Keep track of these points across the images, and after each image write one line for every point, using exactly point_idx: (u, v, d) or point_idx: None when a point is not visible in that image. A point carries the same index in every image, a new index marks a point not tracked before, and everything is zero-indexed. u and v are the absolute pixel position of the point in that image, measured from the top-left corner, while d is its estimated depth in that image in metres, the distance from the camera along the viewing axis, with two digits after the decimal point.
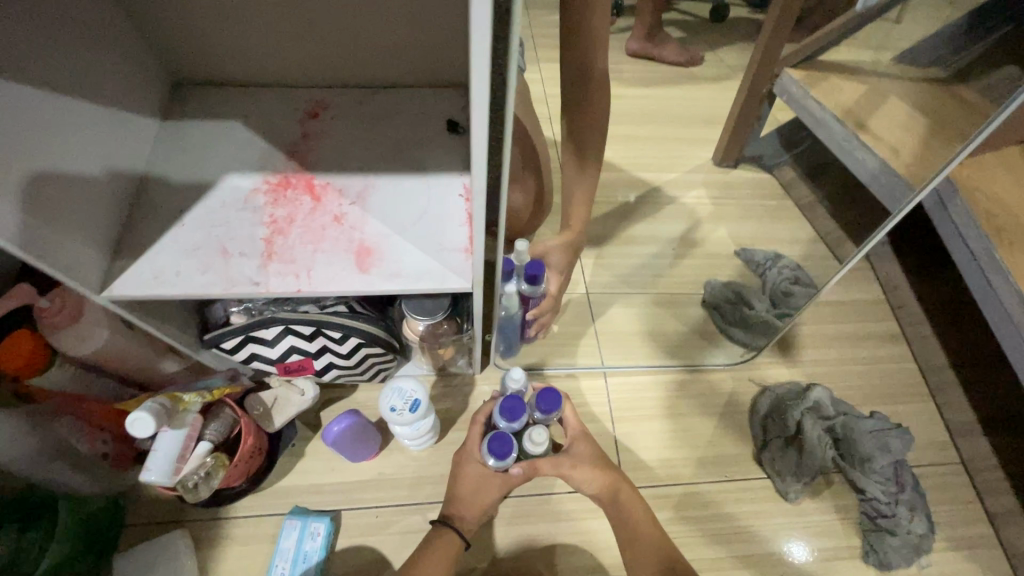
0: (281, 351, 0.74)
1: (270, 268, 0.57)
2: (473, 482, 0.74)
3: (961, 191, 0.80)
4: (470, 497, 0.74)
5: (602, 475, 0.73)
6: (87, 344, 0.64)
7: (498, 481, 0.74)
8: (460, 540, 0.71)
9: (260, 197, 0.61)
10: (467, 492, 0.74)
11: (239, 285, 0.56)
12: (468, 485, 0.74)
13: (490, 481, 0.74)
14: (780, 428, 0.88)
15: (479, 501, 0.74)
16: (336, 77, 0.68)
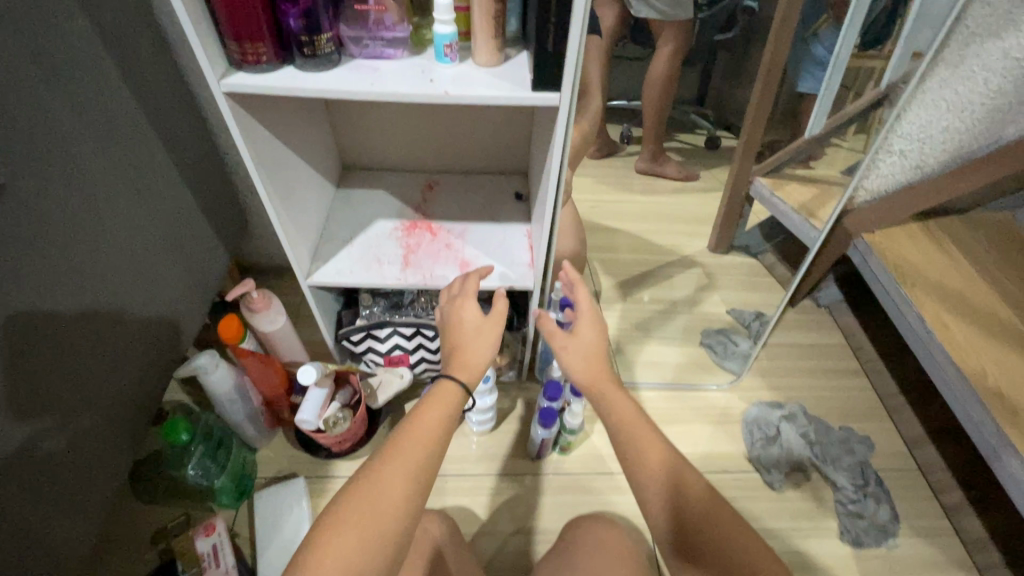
0: (388, 346, 1.04)
1: (408, 271, 0.90)
2: (471, 326, 0.77)
3: (876, 251, 1.12)
4: (461, 349, 0.76)
5: (592, 357, 0.75)
6: (270, 327, 0.96)
7: (495, 321, 0.78)
8: (459, 386, 0.71)
9: (398, 232, 0.96)
10: (459, 341, 0.77)
11: (388, 279, 0.88)
12: (466, 332, 0.77)
13: (486, 330, 0.77)
14: (766, 435, 1.10)
15: (472, 357, 0.75)
16: (446, 167, 1.07)
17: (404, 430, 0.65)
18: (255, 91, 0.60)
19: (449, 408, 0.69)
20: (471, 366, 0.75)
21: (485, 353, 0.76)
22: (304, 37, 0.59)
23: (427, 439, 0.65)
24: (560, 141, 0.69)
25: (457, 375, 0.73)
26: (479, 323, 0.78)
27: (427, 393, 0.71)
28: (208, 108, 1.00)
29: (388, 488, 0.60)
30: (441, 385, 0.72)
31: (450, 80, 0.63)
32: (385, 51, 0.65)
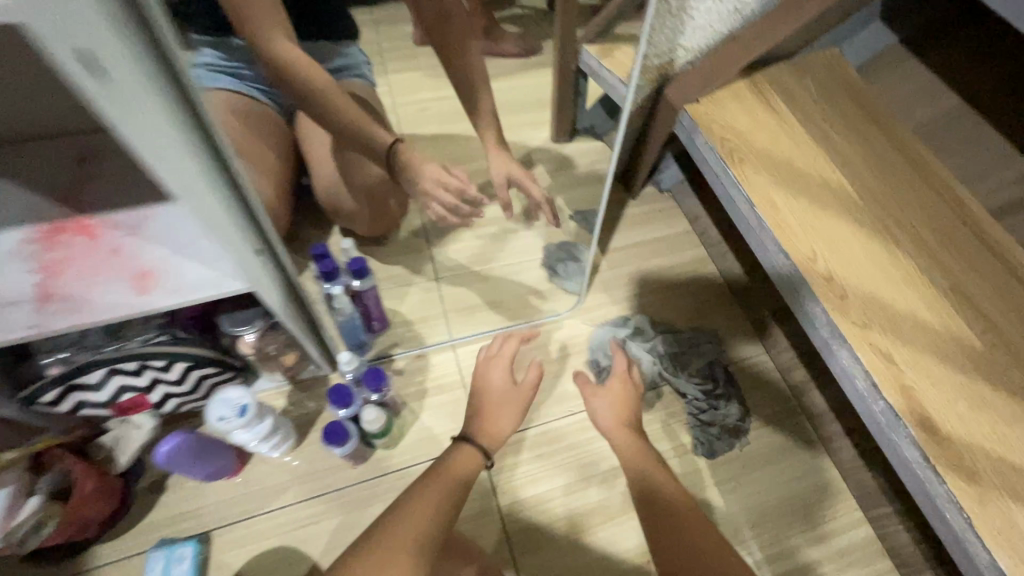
0: (111, 392, 0.77)
1: (55, 309, 0.60)
2: (501, 391, 0.78)
3: (701, 125, 0.94)
4: (490, 413, 0.75)
5: (619, 408, 0.83)
6: None
7: (526, 386, 0.78)
8: (481, 456, 0.71)
9: (28, 246, 0.60)
10: (490, 405, 0.76)
11: (14, 331, 0.59)
12: (494, 396, 0.77)
13: (510, 406, 0.77)
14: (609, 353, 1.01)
15: (497, 422, 0.75)
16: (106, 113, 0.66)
17: (423, 488, 0.63)
18: None
19: (468, 470, 0.68)
20: (493, 435, 0.74)
21: (508, 424, 0.75)
22: None
23: (440, 500, 0.62)
24: (86, 75, 0.38)
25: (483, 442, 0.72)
26: (519, 387, 0.78)
27: (450, 450, 0.70)
28: None
29: (407, 535, 0.56)
30: (462, 451, 0.70)
31: None
32: None
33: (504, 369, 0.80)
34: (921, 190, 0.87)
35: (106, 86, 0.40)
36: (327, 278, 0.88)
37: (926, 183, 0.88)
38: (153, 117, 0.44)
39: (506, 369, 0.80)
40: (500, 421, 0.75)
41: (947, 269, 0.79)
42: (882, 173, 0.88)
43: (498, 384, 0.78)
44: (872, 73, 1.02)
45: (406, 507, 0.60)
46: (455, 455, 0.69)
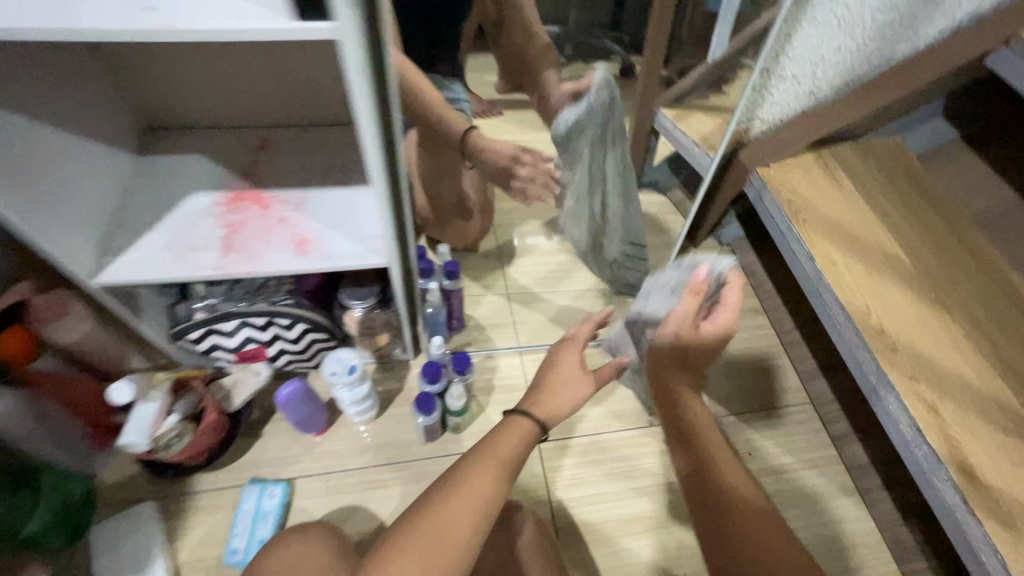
0: (239, 340, 0.89)
1: (236, 244, 0.74)
2: (568, 371, 0.70)
3: (770, 187, 1.06)
4: (553, 389, 0.69)
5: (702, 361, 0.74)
6: (70, 336, 0.78)
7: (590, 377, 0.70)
8: (535, 427, 0.65)
9: (219, 207, 0.78)
10: (551, 379, 0.70)
11: (203, 271, 0.72)
12: (560, 376, 0.70)
13: (571, 384, 0.69)
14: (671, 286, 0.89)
15: (566, 391, 0.68)
16: (277, 122, 0.88)
17: (476, 459, 0.60)
18: None
19: (523, 438, 0.64)
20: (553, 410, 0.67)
21: (581, 389, 0.69)
22: None
23: (502, 472, 0.59)
24: (355, 73, 0.52)
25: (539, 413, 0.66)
26: (576, 372, 0.70)
27: (502, 421, 0.66)
28: None
29: (457, 516, 0.53)
30: (516, 420, 0.66)
31: (185, 9, 0.46)
32: None
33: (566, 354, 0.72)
34: (971, 267, 0.95)
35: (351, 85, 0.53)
36: (424, 275, 1.01)
37: (976, 262, 0.96)
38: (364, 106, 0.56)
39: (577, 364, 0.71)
40: (572, 392, 0.69)
41: (994, 340, 0.86)
42: (935, 249, 0.97)
43: (560, 362, 0.71)
44: (931, 162, 1.13)
45: (444, 507, 0.54)
46: (507, 428, 0.64)
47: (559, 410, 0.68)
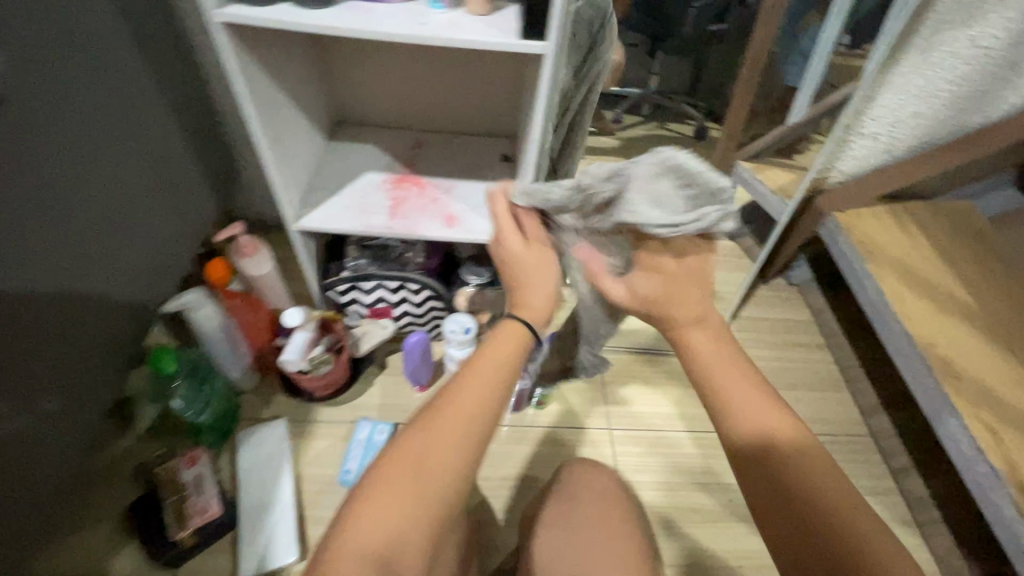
0: (373, 297, 1.06)
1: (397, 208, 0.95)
2: (511, 257, 0.72)
3: (845, 229, 1.17)
4: (517, 275, 0.72)
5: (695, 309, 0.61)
6: (256, 272, 0.98)
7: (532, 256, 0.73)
8: (527, 333, 0.65)
9: (387, 184, 0.98)
10: (511, 275, 0.72)
11: (376, 228, 0.91)
12: (528, 267, 0.72)
13: (534, 252, 0.73)
14: (676, 184, 0.58)
15: (541, 285, 0.71)
16: (433, 127, 1.09)
17: (457, 385, 0.57)
18: (248, 23, 0.61)
19: (516, 343, 0.63)
20: (540, 302, 0.70)
21: (550, 282, 0.71)
22: None
23: (482, 395, 0.56)
24: (547, 84, 0.69)
25: (522, 314, 0.68)
26: (528, 249, 0.73)
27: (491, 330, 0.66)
28: (201, 53, 0.99)
29: (438, 448, 0.51)
30: (506, 327, 0.66)
31: (442, 25, 0.65)
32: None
33: (533, 231, 0.76)
34: None
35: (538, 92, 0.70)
36: None
37: None
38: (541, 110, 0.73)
39: (519, 228, 0.75)
40: (536, 292, 0.70)
41: None
42: (1003, 300, 1.05)
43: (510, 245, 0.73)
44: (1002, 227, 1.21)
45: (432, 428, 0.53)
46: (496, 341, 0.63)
47: (539, 314, 0.69)
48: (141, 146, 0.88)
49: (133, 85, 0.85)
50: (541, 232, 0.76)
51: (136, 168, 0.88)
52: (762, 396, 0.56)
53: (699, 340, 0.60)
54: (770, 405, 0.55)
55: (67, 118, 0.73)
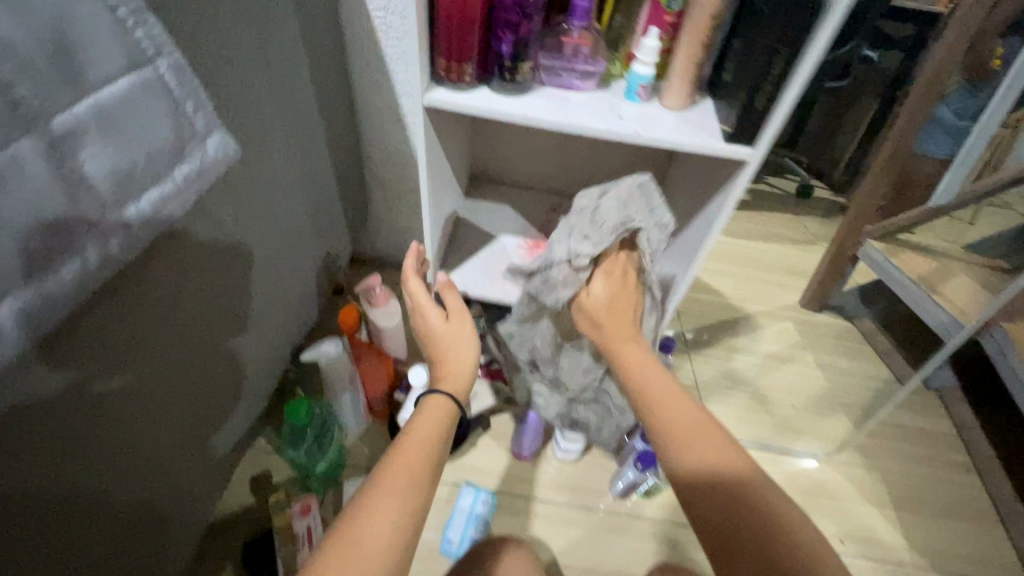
0: (488, 358, 1.05)
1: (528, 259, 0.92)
2: (444, 328, 0.82)
3: (1018, 345, 1.04)
4: (449, 349, 0.80)
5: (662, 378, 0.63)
6: (385, 322, 0.98)
7: (459, 322, 0.82)
8: (450, 400, 0.74)
9: (522, 250, 0.96)
10: (443, 347, 0.81)
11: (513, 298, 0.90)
12: (444, 334, 0.82)
13: (455, 324, 0.82)
14: (648, 206, 0.73)
15: (459, 357, 0.79)
16: (567, 191, 1.08)
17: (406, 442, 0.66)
18: (446, 108, 0.61)
19: (441, 412, 0.72)
20: (457, 371, 0.79)
21: (470, 351, 0.80)
22: (508, 64, 0.59)
23: (419, 455, 0.63)
24: (739, 188, 0.64)
25: (443, 383, 0.77)
26: (446, 324, 0.82)
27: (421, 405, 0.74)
28: (363, 108, 1.02)
29: (382, 518, 0.56)
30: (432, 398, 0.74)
31: (638, 120, 0.62)
32: (575, 82, 0.64)
33: (451, 301, 0.83)
34: None
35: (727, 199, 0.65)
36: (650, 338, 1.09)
37: None
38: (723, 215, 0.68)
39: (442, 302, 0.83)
40: (460, 360, 0.80)
41: None
42: None
43: (431, 319, 0.82)
44: None
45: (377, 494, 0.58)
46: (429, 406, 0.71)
47: (464, 378, 0.79)
48: (302, 195, 0.90)
49: (306, 139, 0.88)
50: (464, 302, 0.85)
51: (295, 218, 0.90)
52: (659, 375, 0.64)
53: (627, 352, 0.67)
54: (674, 395, 0.61)
55: (256, 173, 0.75)
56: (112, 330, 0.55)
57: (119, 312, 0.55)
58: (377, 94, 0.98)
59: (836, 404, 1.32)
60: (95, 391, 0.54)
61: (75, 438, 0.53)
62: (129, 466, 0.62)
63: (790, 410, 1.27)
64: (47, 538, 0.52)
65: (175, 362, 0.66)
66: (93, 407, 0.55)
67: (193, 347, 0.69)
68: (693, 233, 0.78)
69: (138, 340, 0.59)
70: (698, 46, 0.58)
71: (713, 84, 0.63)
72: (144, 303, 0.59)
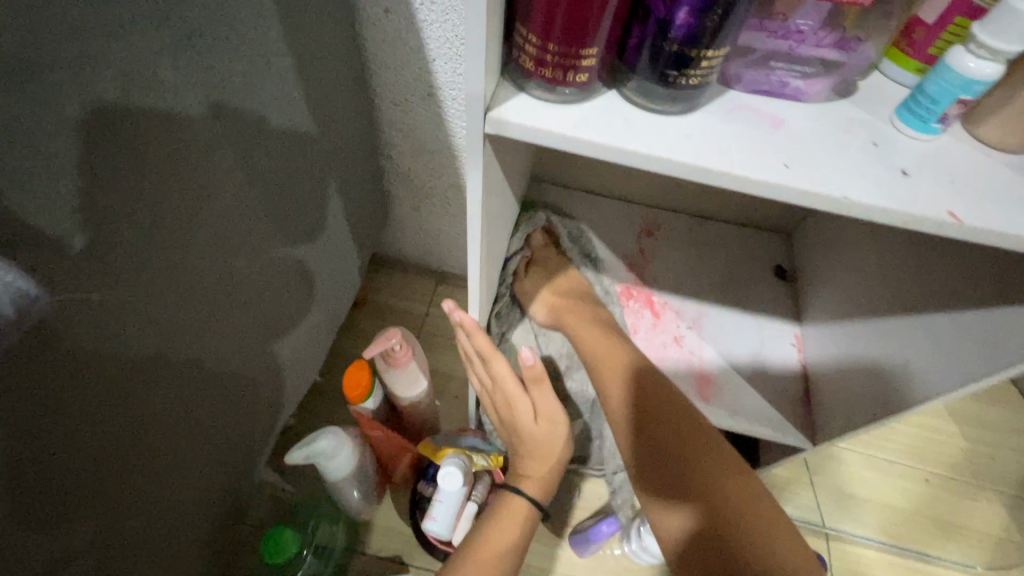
0: None
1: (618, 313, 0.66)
2: (530, 431, 0.60)
3: None
4: (538, 450, 0.61)
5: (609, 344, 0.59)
6: (407, 384, 0.71)
7: (548, 422, 0.60)
8: (536, 511, 0.61)
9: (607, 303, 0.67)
10: (530, 447, 0.61)
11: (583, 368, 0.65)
12: (530, 434, 0.60)
13: (546, 429, 0.60)
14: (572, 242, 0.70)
15: (547, 465, 0.62)
16: (669, 206, 0.75)
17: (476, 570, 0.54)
18: (542, 141, 0.30)
19: (519, 530, 0.59)
20: (543, 476, 0.63)
21: (561, 454, 0.62)
22: (675, 52, 0.27)
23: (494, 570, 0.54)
24: None
25: (527, 489, 0.62)
26: (536, 426, 0.60)
27: (493, 512, 0.60)
28: (378, 75, 0.67)
29: None
30: (506, 499, 0.62)
31: (946, 172, 0.29)
32: (793, 86, 0.31)
33: (542, 397, 0.59)
34: None
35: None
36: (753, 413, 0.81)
37: None
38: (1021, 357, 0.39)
39: (527, 393, 0.59)
40: (550, 461, 0.62)
41: None
42: None
43: (518, 418, 0.59)
44: None
45: None
46: (500, 525, 0.59)
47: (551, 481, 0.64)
48: (296, 224, 0.59)
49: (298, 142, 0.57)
50: (552, 400, 0.59)
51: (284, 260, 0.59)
52: (603, 339, 0.59)
53: (574, 324, 0.62)
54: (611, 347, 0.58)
55: (223, 213, 0.44)
56: (187, 237, 0.41)
57: (188, 223, 0.40)
58: (400, 61, 0.65)
59: (982, 479, 1.02)
60: (169, 288, 0.40)
61: (145, 335, 0.38)
62: (190, 426, 0.46)
63: (925, 488, 0.98)
64: (73, 457, 0.35)
65: (251, 341, 0.53)
66: (169, 311, 0.40)
67: (269, 333, 0.57)
68: (919, 339, 0.48)
69: (217, 273, 0.45)
70: None
71: None
72: (223, 243, 0.45)
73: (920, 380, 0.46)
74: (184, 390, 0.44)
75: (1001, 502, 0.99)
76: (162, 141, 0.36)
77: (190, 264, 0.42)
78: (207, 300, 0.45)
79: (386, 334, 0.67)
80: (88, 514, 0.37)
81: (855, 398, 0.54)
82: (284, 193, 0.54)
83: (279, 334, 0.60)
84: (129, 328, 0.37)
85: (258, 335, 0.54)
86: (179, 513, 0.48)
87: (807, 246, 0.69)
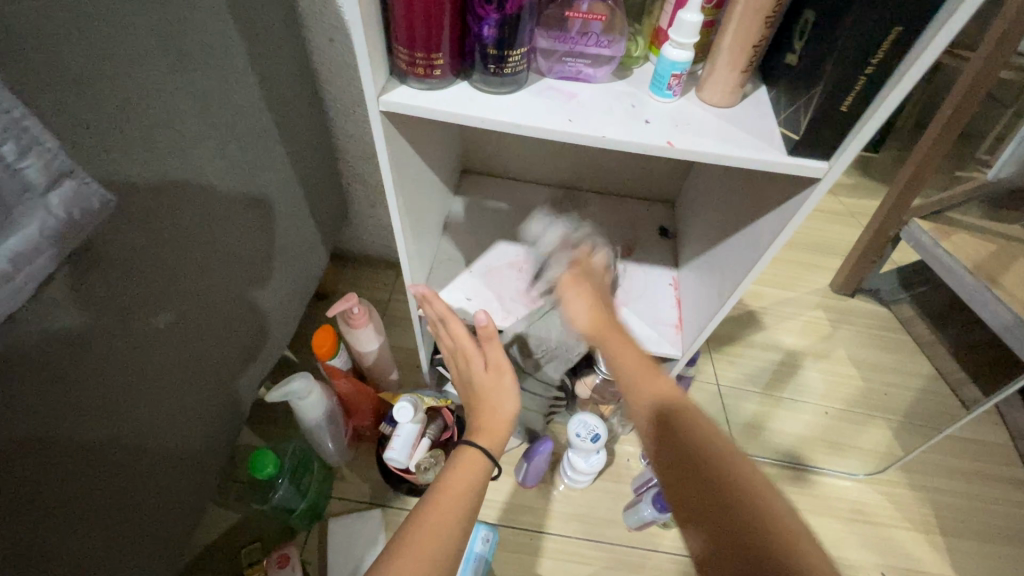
0: None
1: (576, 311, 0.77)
2: (483, 381, 0.72)
3: None
4: (489, 403, 0.71)
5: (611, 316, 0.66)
6: (367, 341, 0.86)
7: (499, 375, 0.71)
8: (491, 464, 0.67)
9: (523, 260, 0.82)
10: (484, 397, 0.71)
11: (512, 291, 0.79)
12: (486, 388, 0.71)
13: (495, 379, 0.71)
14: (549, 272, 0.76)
15: (498, 417, 0.70)
16: (576, 187, 0.93)
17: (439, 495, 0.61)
18: (419, 115, 0.46)
19: (474, 477, 0.64)
20: (497, 430, 0.70)
21: (510, 409, 0.70)
22: (492, 53, 0.44)
23: (460, 505, 0.61)
24: (798, 222, 0.50)
25: (481, 441, 0.68)
26: (487, 375, 0.71)
27: (451, 459, 0.67)
28: (329, 92, 0.84)
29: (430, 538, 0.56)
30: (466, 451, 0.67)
31: (674, 122, 0.46)
32: (585, 72, 0.48)
33: (493, 350, 0.71)
34: None
35: (775, 244, 0.53)
36: None
37: None
38: (767, 255, 0.55)
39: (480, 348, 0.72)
40: (500, 416, 0.71)
41: None
42: None
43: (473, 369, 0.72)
44: None
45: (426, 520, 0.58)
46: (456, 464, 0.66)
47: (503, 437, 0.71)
48: (228, 289, 0.68)
49: (270, 144, 0.72)
50: (502, 355, 0.71)
51: (258, 237, 0.73)
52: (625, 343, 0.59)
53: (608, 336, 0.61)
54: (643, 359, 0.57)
55: (145, 289, 0.54)
56: (131, 331, 0.53)
57: (137, 307, 0.53)
58: (347, 79, 0.82)
59: (874, 409, 1.18)
60: (124, 364, 0.53)
61: (91, 347, 0.49)
62: (134, 477, 0.57)
63: (824, 419, 1.14)
64: (49, 506, 0.47)
65: (202, 333, 0.64)
66: (112, 396, 0.52)
67: (214, 384, 0.69)
68: (732, 254, 0.63)
69: (155, 349, 0.57)
70: (758, 22, 0.42)
71: (774, 73, 0.47)
72: (154, 314, 0.56)
73: (730, 284, 0.62)
74: (126, 452, 0.56)
75: (890, 427, 1.16)
76: (161, 132, 0.52)
77: (133, 350, 0.54)
78: (143, 379, 0.56)
79: (346, 298, 0.81)
80: (68, 551, 0.50)
81: (706, 300, 0.69)
82: (216, 217, 0.63)
83: (251, 317, 0.75)
84: (82, 409, 0.49)
85: (199, 391, 0.66)
86: (133, 548, 0.59)
87: (683, 208, 0.87)
